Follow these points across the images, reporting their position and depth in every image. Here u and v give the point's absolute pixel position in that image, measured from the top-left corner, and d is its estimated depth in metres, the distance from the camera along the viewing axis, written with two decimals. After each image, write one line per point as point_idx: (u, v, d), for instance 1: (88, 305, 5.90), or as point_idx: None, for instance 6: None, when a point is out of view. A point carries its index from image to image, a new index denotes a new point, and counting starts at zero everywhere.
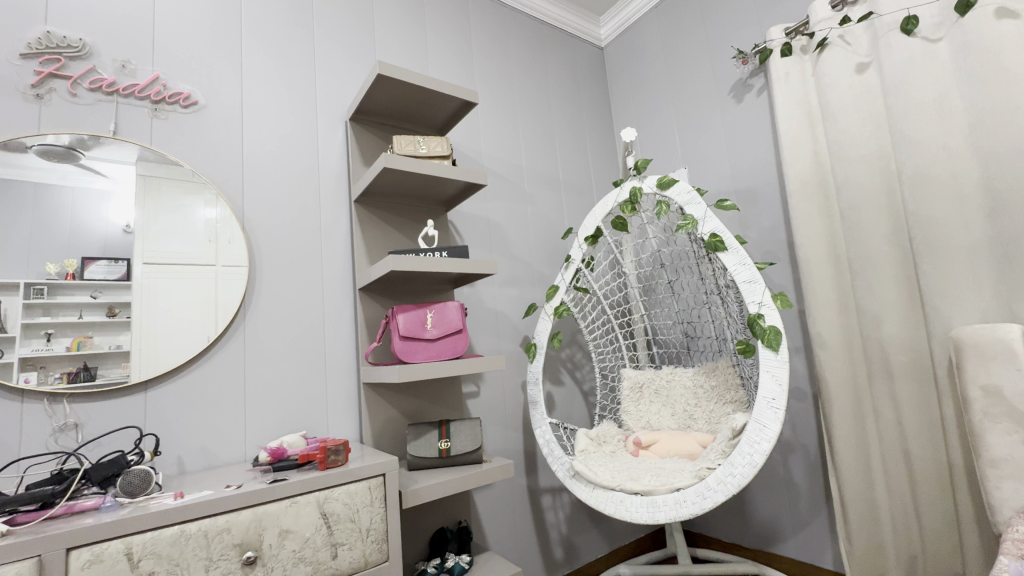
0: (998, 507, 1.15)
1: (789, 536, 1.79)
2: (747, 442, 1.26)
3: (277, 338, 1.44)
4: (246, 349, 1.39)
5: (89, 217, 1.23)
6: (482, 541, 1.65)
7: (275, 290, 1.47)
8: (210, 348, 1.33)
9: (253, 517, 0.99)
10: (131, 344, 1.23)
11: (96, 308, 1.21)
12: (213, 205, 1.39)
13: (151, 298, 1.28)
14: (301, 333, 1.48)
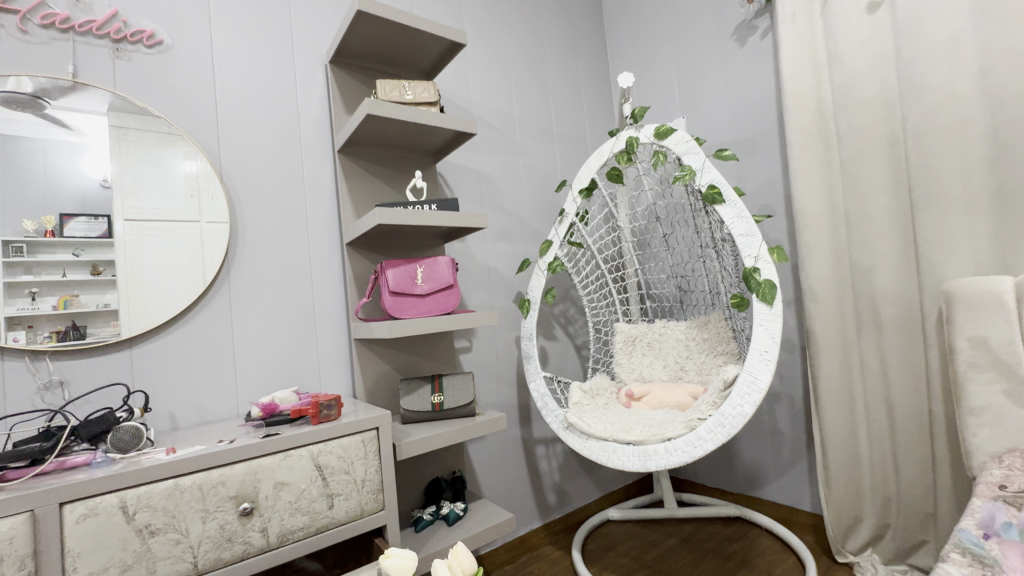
0: (974, 452, 1.19)
1: (772, 480, 1.87)
2: (737, 393, 1.28)
3: (265, 294, 1.41)
4: (233, 306, 1.36)
5: (63, 171, 1.16)
6: (477, 489, 1.70)
7: (262, 245, 1.42)
8: (196, 304, 1.30)
9: (247, 470, 0.99)
10: (120, 303, 1.20)
11: (79, 266, 1.17)
12: (193, 158, 1.32)
13: (133, 254, 1.23)
14: (290, 289, 1.45)
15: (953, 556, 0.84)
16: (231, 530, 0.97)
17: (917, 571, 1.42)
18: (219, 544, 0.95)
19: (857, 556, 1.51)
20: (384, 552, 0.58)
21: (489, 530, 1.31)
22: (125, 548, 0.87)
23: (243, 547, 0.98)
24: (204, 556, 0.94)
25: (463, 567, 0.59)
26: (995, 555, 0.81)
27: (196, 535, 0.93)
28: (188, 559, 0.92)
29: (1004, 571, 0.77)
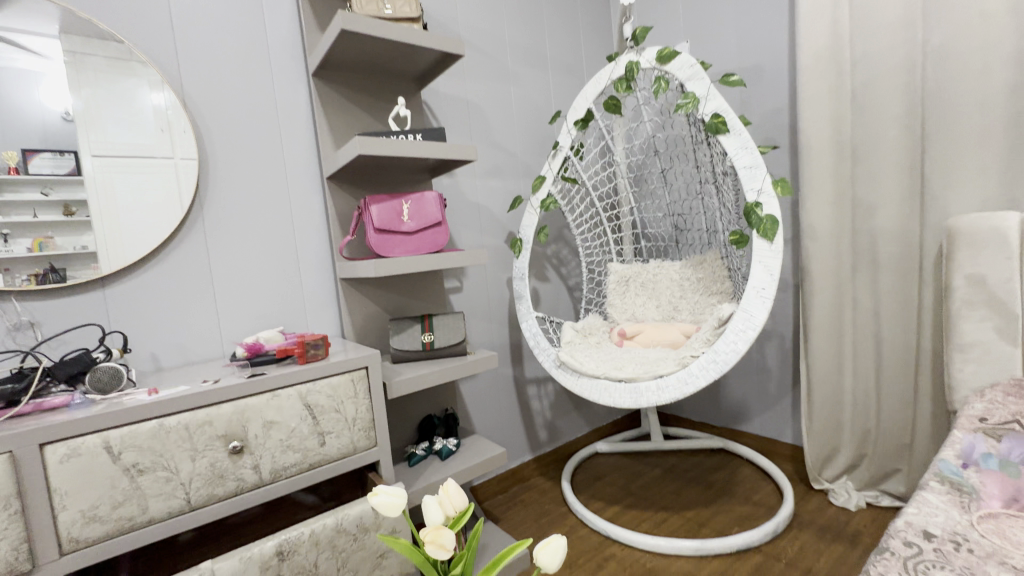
0: (957, 387, 1.21)
1: (756, 414, 1.93)
2: (732, 331, 1.27)
3: (243, 231, 1.34)
4: (209, 244, 1.29)
5: (19, 101, 1.05)
6: (470, 426, 1.74)
7: (235, 178, 1.33)
8: (169, 241, 1.23)
9: (235, 410, 0.98)
10: (98, 244, 1.14)
11: (50, 206, 1.09)
12: (159, 89, 1.21)
13: (105, 193, 1.15)
14: (270, 227, 1.38)
15: (932, 485, 0.85)
16: (222, 467, 0.97)
17: (887, 496, 1.50)
18: (210, 481, 0.95)
19: (832, 483, 1.58)
20: (372, 490, 0.56)
21: (481, 464, 1.34)
22: (113, 486, 0.86)
23: (236, 483, 0.98)
24: (196, 492, 0.94)
25: (453, 502, 0.58)
26: (973, 484, 0.83)
27: (187, 473, 0.93)
28: (180, 495, 0.92)
29: (980, 499, 0.79)
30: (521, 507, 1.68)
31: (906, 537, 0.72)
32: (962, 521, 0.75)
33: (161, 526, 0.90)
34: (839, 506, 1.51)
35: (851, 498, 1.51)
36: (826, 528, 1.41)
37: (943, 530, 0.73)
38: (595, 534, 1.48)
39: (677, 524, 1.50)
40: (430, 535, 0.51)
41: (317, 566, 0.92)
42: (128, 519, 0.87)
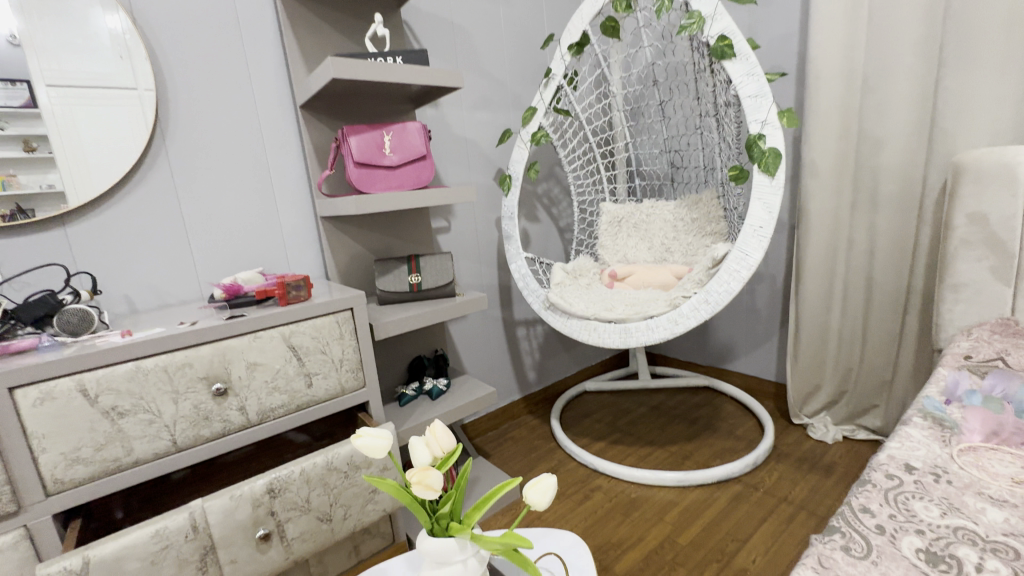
0: (944, 325, 1.22)
1: (742, 354, 1.96)
2: (726, 271, 1.24)
3: (212, 164, 1.24)
4: (176, 177, 1.19)
5: None
6: (460, 366, 1.74)
7: (198, 104, 1.21)
8: (130, 174, 1.13)
9: (215, 352, 0.95)
10: (65, 183, 1.07)
11: (9, 141, 1.00)
12: (114, 11, 1.08)
13: (66, 127, 1.06)
14: (240, 159, 1.28)
15: (915, 421, 0.87)
16: (207, 409, 0.95)
17: (863, 429, 1.55)
18: (195, 423, 0.94)
19: (811, 418, 1.63)
20: (355, 432, 0.54)
21: (471, 403, 1.35)
22: (94, 429, 0.84)
23: (222, 424, 0.97)
24: (182, 433, 0.93)
25: (441, 443, 0.56)
26: (955, 419, 0.84)
27: (170, 415, 0.91)
28: (165, 437, 0.91)
29: (961, 434, 0.81)
30: (511, 443, 1.73)
31: (888, 470, 0.74)
32: (943, 454, 0.76)
33: (148, 467, 0.90)
34: (817, 439, 1.57)
35: (828, 432, 1.57)
36: (803, 460, 1.47)
37: (924, 463, 0.75)
38: (582, 467, 1.54)
39: (661, 457, 1.56)
40: (417, 476, 0.50)
41: (309, 502, 0.94)
42: (112, 461, 0.86)
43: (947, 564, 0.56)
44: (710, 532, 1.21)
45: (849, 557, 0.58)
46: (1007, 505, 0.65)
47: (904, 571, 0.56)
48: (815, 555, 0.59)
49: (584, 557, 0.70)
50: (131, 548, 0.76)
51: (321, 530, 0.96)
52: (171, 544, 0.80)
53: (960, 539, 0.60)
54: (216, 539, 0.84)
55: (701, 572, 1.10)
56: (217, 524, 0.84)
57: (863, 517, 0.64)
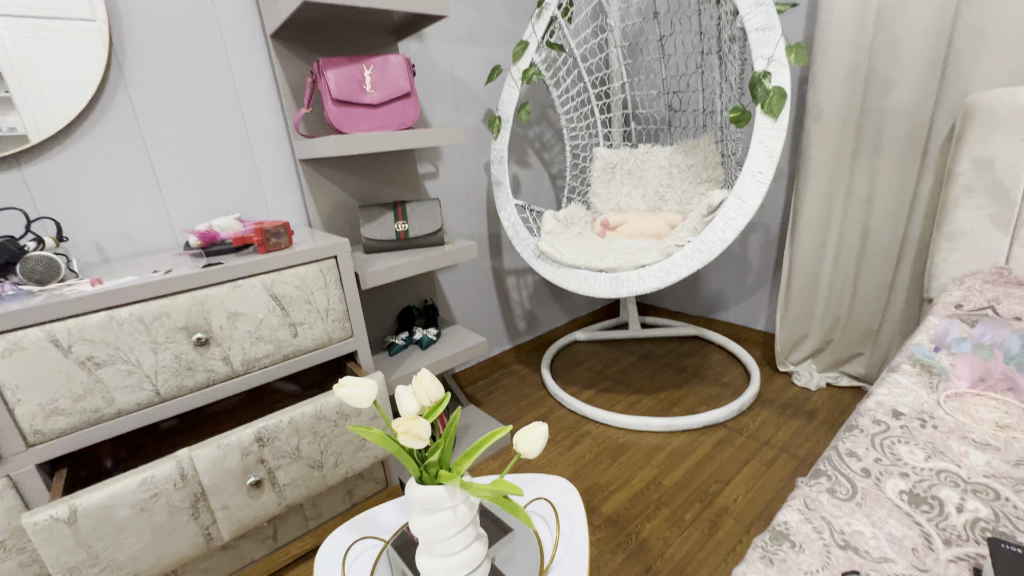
0: (937, 275, 1.22)
1: (732, 304, 1.97)
2: (722, 219, 1.21)
3: (176, 98, 1.14)
4: (137, 114, 1.10)
5: None
6: (450, 316, 1.73)
7: (152, 28, 1.09)
8: (86, 110, 1.04)
9: (193, 301, 0.91)
10: (25, 126, 0.99)
11: None
12: None
13: (21, 62, 0.99)
14: (207, 93, 1.18)
15: (903, 368, 0.87)
16: (189, 359, 0.92)
17: (846, 376, 1.59)
18: (178, 373, 0.91)
19: (796, 366, 1.66)
20: (338, 381, 0.52)
21: (462, 352, 1.35)
22: (70, 379, 0.82)
23: (206, 374, 0.95)
24: (164, 383, 0.90)
25: (428, 392, 0.54)
26: (944, 366, 0.84)
27: (151, 365, 0.89)
28: (147, 387, 0.89)
29: (948, 380, 0.81)
30: (501, 391, 1.75)
31: (875, 415, 0.74)
32: (930, 400, 0.77)
33: (132, 417, 0.88)
34: (801, 386, 1.60)
35: (812, 379, 1.60)
36: (786, 406, 1.51)
37: (911, 408, 0.75)
38: (572, 414, 1.56)
39: (649, 404, 1.59)
40: (403, 425, 0.48)
41: (299, 450, 0.94)
42: (93, 412, 0.84)
43: (929, 505, 0.57)
44: (694, 474, 1.25)
45: (834, 499, 0.59)
46: (989, 449, 0.66)
47: (887, 513, 0.57)
48: (801, 497, 0.60)
49: (574, 501, 0.71)
50: (120, 497, 0.76)
51: (312, 477, 0.97)
52: (160, 491, 0.79)
53: (943, 481, 0.61)
54: (207, 486, 0.84)
55: (685, 511, 1.14)
56: (206, 472, 0.84)
57: (850, 461, 0.65)
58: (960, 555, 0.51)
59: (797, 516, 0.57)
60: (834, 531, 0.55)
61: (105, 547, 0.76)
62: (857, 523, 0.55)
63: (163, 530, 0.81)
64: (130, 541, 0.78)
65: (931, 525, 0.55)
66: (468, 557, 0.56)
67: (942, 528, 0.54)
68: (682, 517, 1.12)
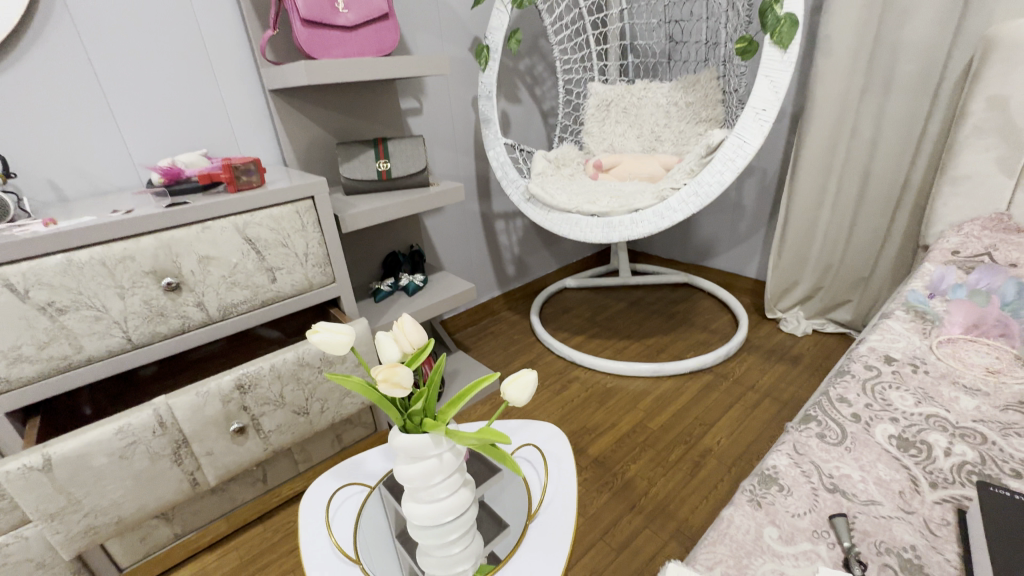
0: (935, 221, 1.19)
1: (724, 251, 1.94)
2: (721, 160, 1.15)
3: (148, 73, 1.06)
4: (97, 75, 1.01)
5: None
6: (437, 262, 1.68)
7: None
8: (37, 65, 0.95)
9: (159, 244, 0.85)
10: None
11: None
12: None
13: None
14: (185, 72, 1.10)
15: (897, 314, 0.86)
16: (160, 305, 0.88)
17: (832, 323, 1.60)
18: (150, 319, 0.87)
19: (784, 312, 1.66)
20: (311, 327, 0.48)
21: (449, 299, 1.31)
22: (31, 326, 0.77)
23: (180, 320, 0.90)
24: (136, 329, 0.86)
25: (410, 338, 0.51)
26: (938, 313, 0.83)
27: (119, 311, 0.84)
28: (118, 334, 0.85)
29: (941, 326, 0.80)
30: (490, 337, 1.74)
31: (867, 361, 0.73)
32: (922, 346, 0.76)
33: (104, 364, 0.85)
34: (787, 332, 1.61)
35: (799, 325, 1.61)
36: (772, 351, 1.52)
37: (903, 354, 0.75)
38: (560, 360, 1.57)
39: (637, 350, 1.59)
40: (383, 373, 0.45)
41: (283, 397, 0.92)
42: (61, 359, 0.80)
43: (918, 449, 0.57)
44: (679, 418, 1.28)
45: (824, 444, 0.59)
46: (979, 394, 0.66)
47: (876, 457, 0.56)
48: (790, 442, 0.60)
49: (562, 446, 0.71)
50: (96, 445, 0.74)
51: (298, 423, 0.96)
52: (139, 439, 0.78)
53: (932, 426, 0.61)
54: (188, 434, 0.82)
55: (670, 453, 1.16)
56: (186, 419, 0.82)
57: (841, 406, 0.65)
58: (946, 497, 0.51)
59: (786, 460, 0.57)
60: (823, 474, 0.55)
61: (86, 494, 0.75)
62: (846, 467, 0.55)
63: (146, 477, 0.80)
64: (111, 488, 0.77)
65: (918, 469, 0.55)
66: (455, 503, 0.55)
67: (929, 471, 0.55)
68: (667, 458, 1.15)
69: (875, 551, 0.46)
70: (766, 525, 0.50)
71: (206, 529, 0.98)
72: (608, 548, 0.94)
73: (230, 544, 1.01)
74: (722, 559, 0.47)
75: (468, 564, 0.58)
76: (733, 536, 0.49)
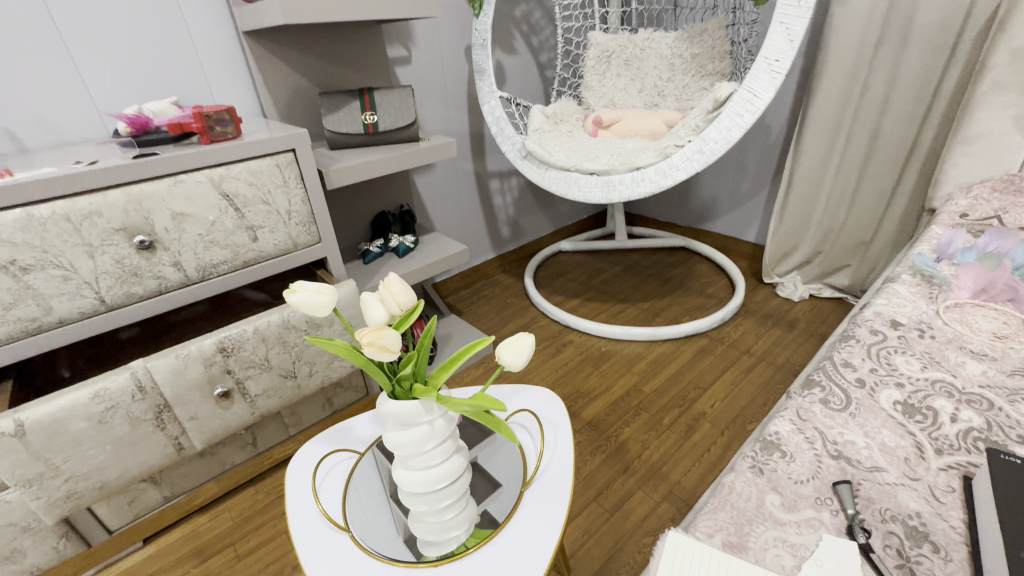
0: (943, 183, 1.16)
1: (723, 213, 1.90)
2: (729, 115, 1.09)
3: (106, 9, 0.96)
4: (49, 10, 0.91)
5: None
6: (429, 223, 1.62)
7: None
8: None
9: (127, 199, 0.79)
10: None
11: None
12: None
13: None
14: (148, 9, 1.00)
15: (903, 278, 0.83)
16: (133, 265, 0.83)
17: (829, 288, 1.58)
18: (123, 279, 0.82)
19: (781, 277, 1.64)
20: (289, 286, 0.44)
21: (441, 261, 1.27)
22: None
23: (156, 281, 0.86)
24: (110, 291, 0.82)
25: (397, 299, 0.48)
26: (945, 276, 0.81)
27: (89, 271, 0.79)
28: (90, 295, 0.80)
29: (949, 291, 0.78)
30: (483, 301, 1.71)
31: (873, 325, 0.71)
32: (928, 310, 0.74)
33: (77, 327, 0.81)
34: (784, 297, 1.60)
35: (796, 290, 1.59)
36: (768, 316, 1.51)
37: (909, 318, 0.72)
38: (555, 324, 1.55)
39: (632, 314, 1.57)
40: (368, 336, 0.41)
41: (268, 360, 0.89)
42: (30, 321, 0.76)
43: (923, 415, 0.56)
44: (674, 381, 1.27)
45: (828, 410, 0.57)
46: (986, 359, 0.64)
47: (881, 423, 0.55)
48: (793, 408, 0.58)
49: (558, 411, 0.69)
50: (72, 410, 0.71)
51: (285, 386, 0.93)
52: (117, 404, 0.75)
53: (938, 391, 0.59)
54: (170, 398, 0.80)
55: (663, 416, 1.16)
56: (167, 383, 0.79)
57: (845, 371, 0.63)
58: (951, 464, 0.50)
59: (789, 426, 0.55)
60: (827, 441, 0.53)
61: (65, 459, 0.72)
62: (850, 434, 0.54)
63: (127, 442, 0.77)
64: (92, 453, 0.74)
65: (924, 435, 0.53)
66: (447, 470, 0.53)
67: (934, 437, 0.53)
68: (660, 422, 1.15)
69: (879, 519, 0.45)
70: (768, 491, 0.48)
71: (197, 491, 0.98)
72: (601, 510, 0.95)
73: (222, 506, 1.00)
74: (722, 526, 0.46)
75: (460, 530, 0.56)
76: (734, 503, 0.48)
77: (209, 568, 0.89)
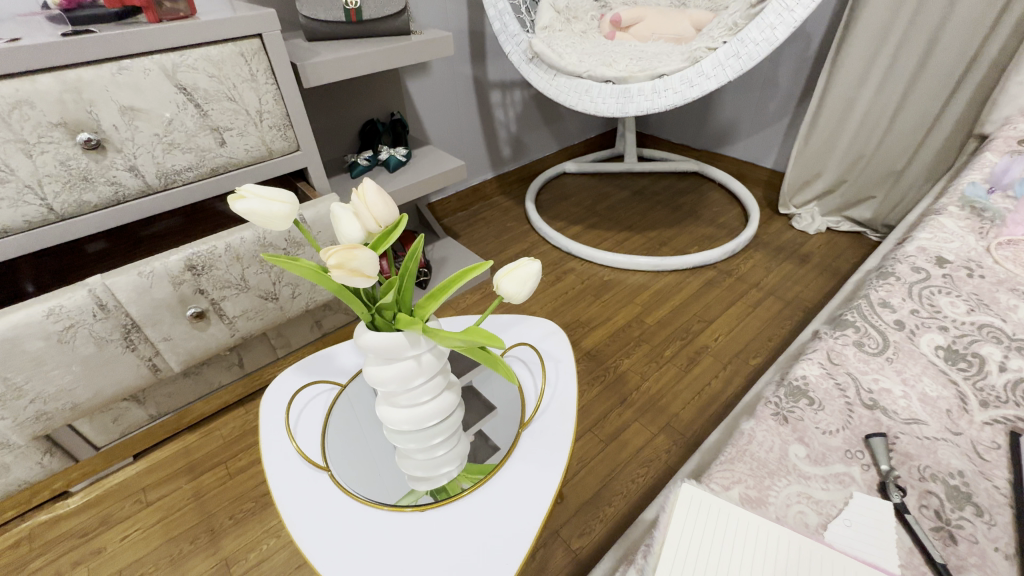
0: (1002, 104, 1.03)
1: (743, 136, 1.75)
2: (775, 11, 0.93)
3: None
4: None
5: None
6: (423, 135, 1.48)
7: None
8: None
9: (63, 87, 0.67)
10: None
11: None
12: None
13: None
14: None
15: (951, 211, 0.74)
16: (81, 167, 0.72)
17: (849, 221, 1.48)
18: (72, 185, 0.73)
19: (799, 208, 1.54)
20: (234, 192, 0.36)
21: (436, 178, 1.16)
22: None
23: (112, 188, 0.76)
24: (58, 197, 0.72)
25: (374, 214, 0.39)
26: (998, 210, 0.72)
27: (30, 173, 0.69)
28: (35, 201, 0.71)
29: (1002, 226, 0.70)
30: (481, 224, 1.61)
31: (915, 262, 0.63)
32: (977, 247, 0.66)
33: (28, 237, 0.72)
34: (799, 230, 1.51)
35: (813, 223, 1.50)
36: (781, 249, 1.43)
37: (956, 256, 0.65)
38: (555, 251, 1.47)
39: (639, 242, 1.49)
40: (336, 257, 0.34)
41: (245, 281, 0.82)
42: None
43: (967, 363, 0.50)
44: (678, 314, 1.22)
45: (862, 354, 0.51)
46: None
47: (921, 370, 0.49)
48: (824, 350, 0.52)
49: (560, 346, 0.63)
50: (27, 328, 0.65)
51: (268, 308, 0.87)
52: (78, 322, 0.69)
53: (986, 337, 0.52)
54: (138, 317, 0.74)
55: (665, 348, 1.12)
56: (133, 301, 0.72)
57: (882, 312, 0.56)
58: (998, 418, 0.45)
59: (818, 370, 0.49)
60: (860, 388, 0.48)
61: (28, 378, 0.68)
62: (886, 381, 0.48)
63: (96, 362, 0.73)
64: (57, 373, 0.70)
65: (968, 386, 0.48)
66: (438, 407, 0.48)
67: (980, 388, 0.48)
68: (661, 354, 1.11)
69: (917, 476, 0.41)
70: (792, 442, 0.43)
71: (186, 411, 0.95)
72: (596, 440, 0.93)
73: (212, 425, 0.98)
74: (741, 479, 0.41)
75: (452, 467, 0.52)
76: (753, 454, 0.43)
77: (200, 484, 0.88)
